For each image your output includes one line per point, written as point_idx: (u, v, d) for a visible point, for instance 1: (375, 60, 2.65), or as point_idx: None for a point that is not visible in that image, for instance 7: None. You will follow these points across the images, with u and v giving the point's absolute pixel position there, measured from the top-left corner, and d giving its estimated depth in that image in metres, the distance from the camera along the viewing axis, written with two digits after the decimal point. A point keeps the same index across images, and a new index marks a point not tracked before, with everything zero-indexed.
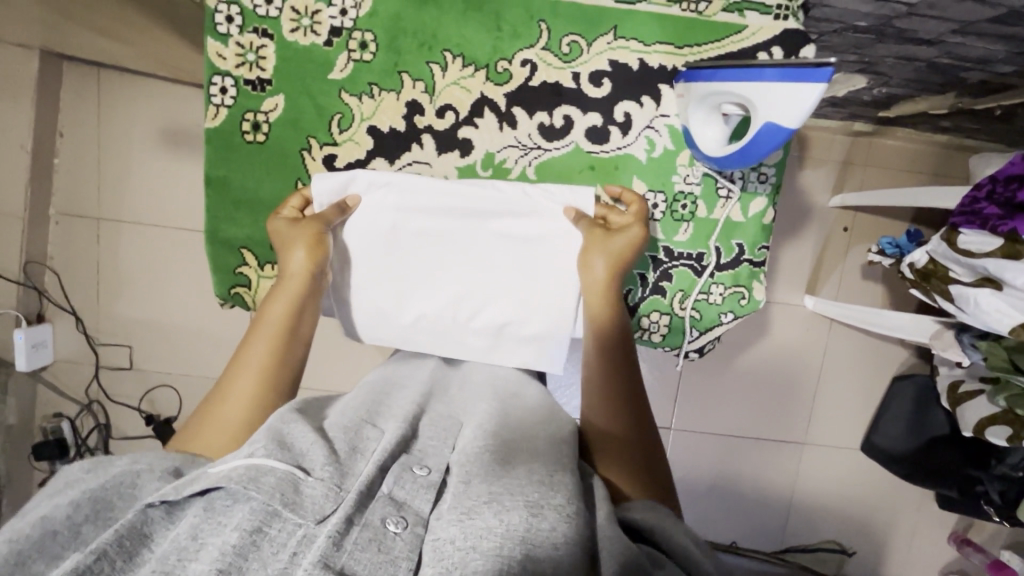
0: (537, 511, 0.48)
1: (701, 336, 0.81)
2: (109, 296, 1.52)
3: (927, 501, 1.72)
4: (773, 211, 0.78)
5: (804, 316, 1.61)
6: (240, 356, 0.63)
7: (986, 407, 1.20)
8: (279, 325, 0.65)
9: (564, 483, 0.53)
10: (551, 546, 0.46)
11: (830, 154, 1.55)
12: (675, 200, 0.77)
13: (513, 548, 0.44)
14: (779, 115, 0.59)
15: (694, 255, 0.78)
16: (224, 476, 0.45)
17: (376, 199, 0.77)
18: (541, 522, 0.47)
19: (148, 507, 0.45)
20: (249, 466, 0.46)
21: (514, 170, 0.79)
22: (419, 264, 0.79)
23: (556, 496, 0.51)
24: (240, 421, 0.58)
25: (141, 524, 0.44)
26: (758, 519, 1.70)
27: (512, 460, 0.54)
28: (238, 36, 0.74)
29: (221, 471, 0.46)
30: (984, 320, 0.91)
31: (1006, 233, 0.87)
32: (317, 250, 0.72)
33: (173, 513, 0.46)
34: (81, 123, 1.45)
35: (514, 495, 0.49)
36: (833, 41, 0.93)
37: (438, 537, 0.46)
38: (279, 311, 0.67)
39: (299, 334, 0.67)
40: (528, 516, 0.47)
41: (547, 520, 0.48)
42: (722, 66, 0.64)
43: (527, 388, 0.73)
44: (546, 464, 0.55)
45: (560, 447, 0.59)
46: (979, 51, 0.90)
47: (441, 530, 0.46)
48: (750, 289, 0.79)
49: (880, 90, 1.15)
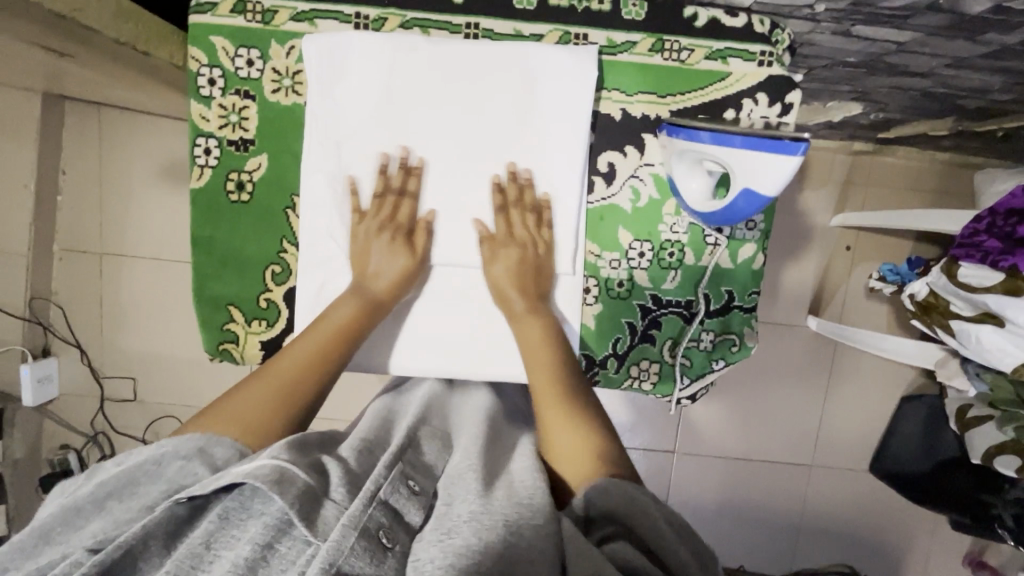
0: (515, 532, 0.48)
1: (693, 383, 0.79)
2: (112, 329, 1.54)
3: (940, 523, 1.68)
4: (763, 257, 0.76)
5: (807, 336, 1.59)
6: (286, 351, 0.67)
7: (993, 435, 1.17)
8: (338, 332, 0.69)
9: (543, 505, 0.53)
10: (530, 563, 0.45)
11: (831, 172, 1.52)
12: (662, 249, 0.76)
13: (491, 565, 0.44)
14: (760, 181, 0.59)
15: (683, 302, 0.77)
16: (249, 475, 0.47)
17: (369, 104, 0.73)
18: (519, 541, 0.47)
19: (174, 504, 0.46)
20: (277, 471, 0.47)
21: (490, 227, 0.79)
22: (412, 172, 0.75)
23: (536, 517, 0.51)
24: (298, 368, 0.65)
25: (168, 521, 0.46)
26: (765, 542, 1.68)
27: (494, 481, 0.55)
28: (220, 98, 0.74)
29: (246, 470, 0.47)
30: (985, 356, 0.90)
31: (1007, 269, 0.83)
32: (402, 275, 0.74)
33: (196, 516, 0.48)
34: (82, 160, 1.47)
35: (494, 516, 0.49)
36: (824, 74, 0.92)
37: (418, 558, 0.45)
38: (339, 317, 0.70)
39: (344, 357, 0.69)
40: (508, 537, 0.47)
41: (524, 537, 0.48)
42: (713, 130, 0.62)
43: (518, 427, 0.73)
44: (541, 489, 0.56)
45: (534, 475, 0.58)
46: (975, 82, 0.88)
47: (422, 551, 0.46)
48: (741, 336, 0.78)
49: (877, 115, 1.13)
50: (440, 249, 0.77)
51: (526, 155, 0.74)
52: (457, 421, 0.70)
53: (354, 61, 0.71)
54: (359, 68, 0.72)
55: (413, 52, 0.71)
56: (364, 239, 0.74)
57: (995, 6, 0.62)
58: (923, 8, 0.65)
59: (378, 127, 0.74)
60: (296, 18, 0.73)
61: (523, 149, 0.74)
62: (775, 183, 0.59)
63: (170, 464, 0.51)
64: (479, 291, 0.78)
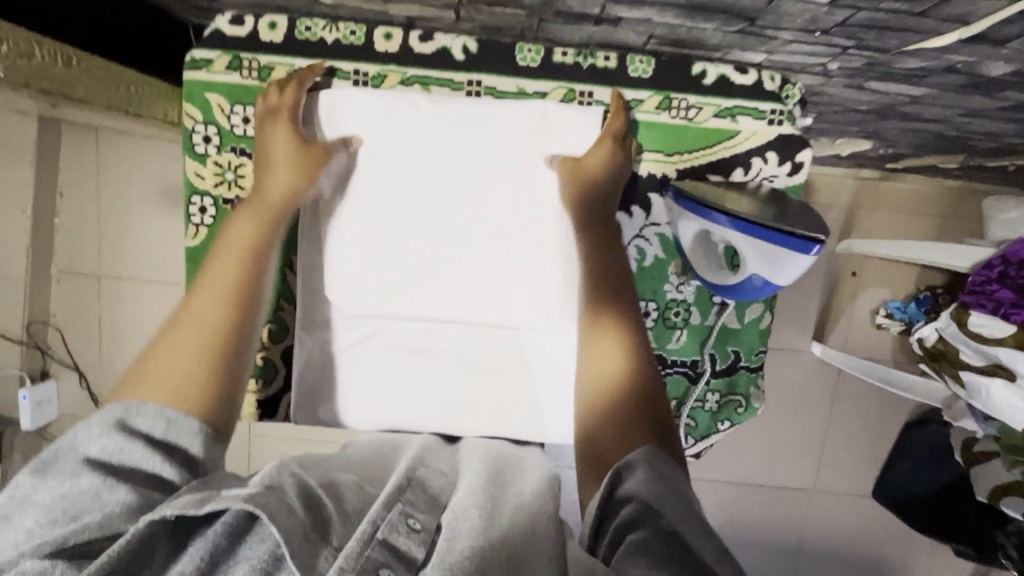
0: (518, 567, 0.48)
1: (698, 443, 0.78)
2: (111, 353, 1.53)
3: (943, 549, 1.67)
4: (770, 316, 0.75)
5: (810, 362, 1.57)
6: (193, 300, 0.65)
7: (1000, 474, 1.15)
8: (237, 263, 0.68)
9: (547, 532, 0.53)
10: None
11: (837, 198, 1.50)
12: (667, 308, 0.75)
13: None
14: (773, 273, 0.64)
15: (688, 361, 0.75)
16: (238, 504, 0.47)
17: (373, 163, 0.76)
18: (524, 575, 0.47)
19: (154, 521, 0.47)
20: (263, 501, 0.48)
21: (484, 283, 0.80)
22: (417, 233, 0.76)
23: (541, 548, 0.50)
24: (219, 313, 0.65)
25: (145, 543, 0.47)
26: (766, 566, 1.67)
27: (497, 513, 0.53)
28: (216, 156, 0.79)
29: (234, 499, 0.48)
30: (996, 411, 0.87)
31: (1018, 323, 0.82)
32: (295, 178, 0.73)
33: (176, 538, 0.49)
34: (79, 184, 1.46)
35: (499, 549, 0.49)
36: (834, 117, 0.90)
37: None
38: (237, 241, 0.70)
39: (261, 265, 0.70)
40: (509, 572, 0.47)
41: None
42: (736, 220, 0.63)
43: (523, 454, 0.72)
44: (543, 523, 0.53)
45: (545, 505, 0.57)
46: (988, 128, 0.86)
47: None
48: (747, 396, 0.76)
49: (886, 150, 1.11)
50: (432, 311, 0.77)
51: (520, 213, 0.76)
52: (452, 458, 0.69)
53: (352, 123, 0.76)
54: (362, 128, 0.75)
55: (408, 113, 0.75)
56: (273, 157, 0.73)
57: (1016, 71, 0.60)
58: (939, 70, 0.63)
59: (371, 186, 0.76)
60: (294, 73, 0.77)
61: (518, 204, 0.76)
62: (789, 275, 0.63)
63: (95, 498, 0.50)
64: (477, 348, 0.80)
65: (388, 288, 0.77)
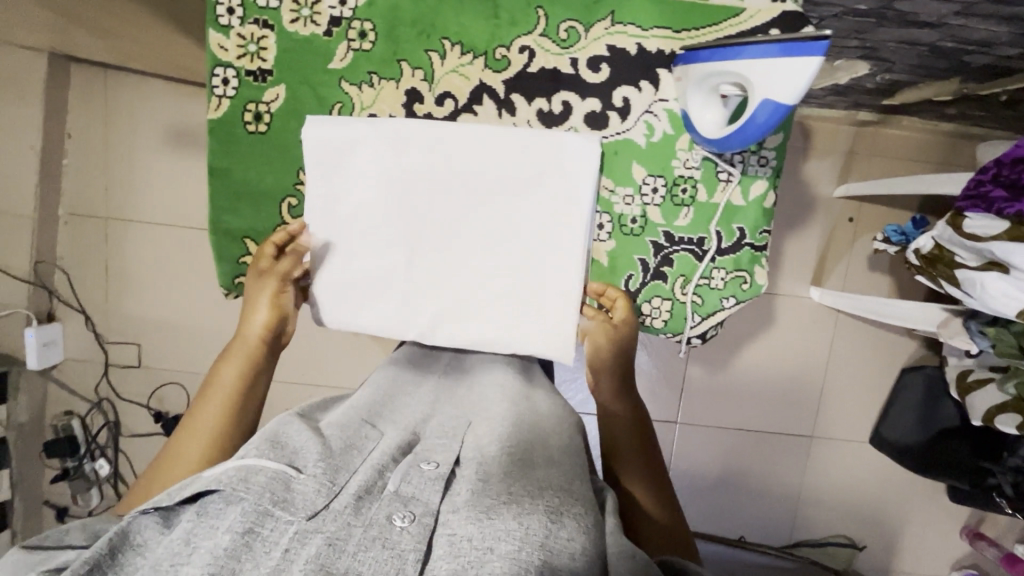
0: (556, 518, 0.47)
1: (703, 322, 0.83)
2: (117, 295, 1.54)
3: (939, 495, 1.70)
4: (774, 195, 0.80)
5: (809, 307, 1.60)
6: (187, 426, 0.69)
7: (995, 396, 1.19)
8: (233, 387, 0.73)
9: (582, 493, 0.53)
10: (568, 556, 0.45)
11: (835, 143, 1.54)
12: (675, 184, 0.80)
13: (530, 553, 0.43)
14: (778, 91, 0.61)
15: (694, 239, 0.81)
16: (217, 479, 0.45)
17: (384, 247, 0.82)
18: (560, 530, 0.46)
19: (140, 515, 0.45)
20: (241, 467, 0.46)
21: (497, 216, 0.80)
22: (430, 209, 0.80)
23: (575, 505, 0.50)
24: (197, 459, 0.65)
25: (131, 532, 0.44)
26: (765, 513, 1.69)
27: (532, 461, 0.55)
28: (239, 28, 0.77)
29: (212, 476, 0.46)
30: (991, 305, 0.89)
31: (1012, 216, 0.85)
32: (276, 310, 0.79)
33: (168, 521, 0.46)
34: (88, 124, 1.47)
35: (530, 499, 0.48)
36: (834, 26, 0.93)
37: (454, 533, 0.45)
38: (230, 376, 0.73)
39: (252, 396, 0.74)
40: (548, 522, 0.46)
41: (565, 528, 0.47)
42: (750, 41, 0.61)
43: (535, 393, 0.74)
44: (563, 473, 0.55)
45: (574, 462, 0.59)
46: (982, 33, 0.89)
47: (458, 526, 0.45)
48: (752, 274, 0.81)
49: (883, 77, 1.15)
50: (440, 237, 0.81)
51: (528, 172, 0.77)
52: (473, 403, 0.70)
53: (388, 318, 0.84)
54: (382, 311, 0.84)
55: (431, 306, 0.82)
56: (251, 296, 0.80)
57: None
58: None
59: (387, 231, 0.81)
60: None
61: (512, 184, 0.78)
62: (800, 90, 0.60)
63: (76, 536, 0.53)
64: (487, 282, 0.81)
65: (398, 214, 0.80)
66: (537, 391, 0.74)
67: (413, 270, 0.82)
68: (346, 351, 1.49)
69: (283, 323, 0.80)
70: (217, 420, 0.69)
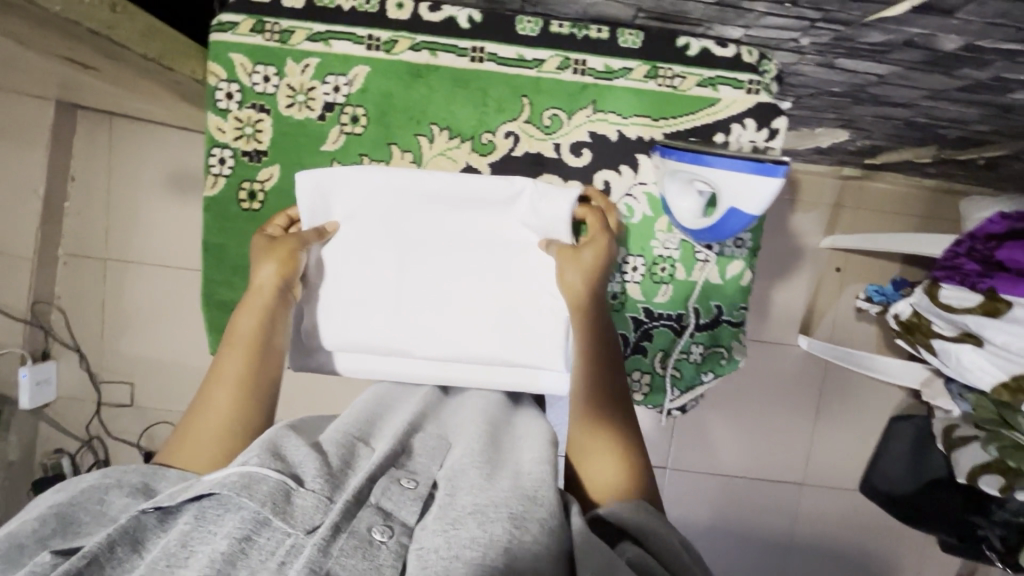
0: (522, 524, 0.48)
1: (683, 395, 0.85)
2: (113, 335, 1.56)
3: (930, 544, 1.69)
4: (750, 273, 0.83)
5: (797, 355, 1.61)
6: (214, 372, 0.68)
7: (979, 455, 1.20)
8: (251, 343, 0.70)
9: (550, 500, 0.53)
10: (534, 559, 0.46)
11: (822, 196, 1.57)
12: (654, 263, 0.82)
13: (496, 559, 0.44)
14: (748, 203, 0.66)
15: (673, 315, 0.83)
16: (217, 484, 0.47)
17: (373, 290, 0.83)
18: (525, 536, 0.47)
19: (142, 514, 0.47)
20: (242, 474, 0.48)
21: (483, 255, 0.82)
22: (429, 262, 0.82)
23: (541, 511, 0.51)
24: (229, 402, 0.65)
25: (133, 529, 0.46)
26: (756, 561, 1.68)
27: (501, 475, 0.55)
28: (237, 111, 0.81)
29: (214, 478, 0.48)
30: (965, 375, 0.93)
31: (983, 292, 0.87)
32: (286, 265, 0.75)
33: (165, 521, 0.48)
34: (92, 168, 1.50)
35: (498, 506, 0.49)
36: (812, 102, 0.96)
37: (423, 547, 0.46)
38: (248, 330, 0.70)
39: (269, 353, 0.71)
40: (513, 528, 0.48)
41: (530, 533, 0.48)
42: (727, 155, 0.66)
43: (518, 417, 0.75)
44: (527, 483, 0.54)
45: (545, 470, 0.57)
46: (953, 113, 0.92)
47: (427, 540, 0.47)
48: (729, 349, 0.84)
49: (863, 142, 1.18)
50: (429, 276, 0.83)
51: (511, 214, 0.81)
52: (455, 424, 0.70)
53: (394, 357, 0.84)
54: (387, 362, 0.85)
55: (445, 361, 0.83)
56: (261, 251, 0.77)
57: (966, 44, 0.66)
58: (900, 45, 0.69)
59: (384, 283, 0.82)
60: (312, 37, 0.78)
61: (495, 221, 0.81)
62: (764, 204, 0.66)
63: (117, 497, 0.51)
64: (477, 319, 0.83)
65: (394, 269, 0.82)
66: (520, 416, 0.75)
67: (406, 326, 0.83)
68: (338, 395, 1.50)
69: (294, 275, 0.77)
70: (240, 365, 0.68)
